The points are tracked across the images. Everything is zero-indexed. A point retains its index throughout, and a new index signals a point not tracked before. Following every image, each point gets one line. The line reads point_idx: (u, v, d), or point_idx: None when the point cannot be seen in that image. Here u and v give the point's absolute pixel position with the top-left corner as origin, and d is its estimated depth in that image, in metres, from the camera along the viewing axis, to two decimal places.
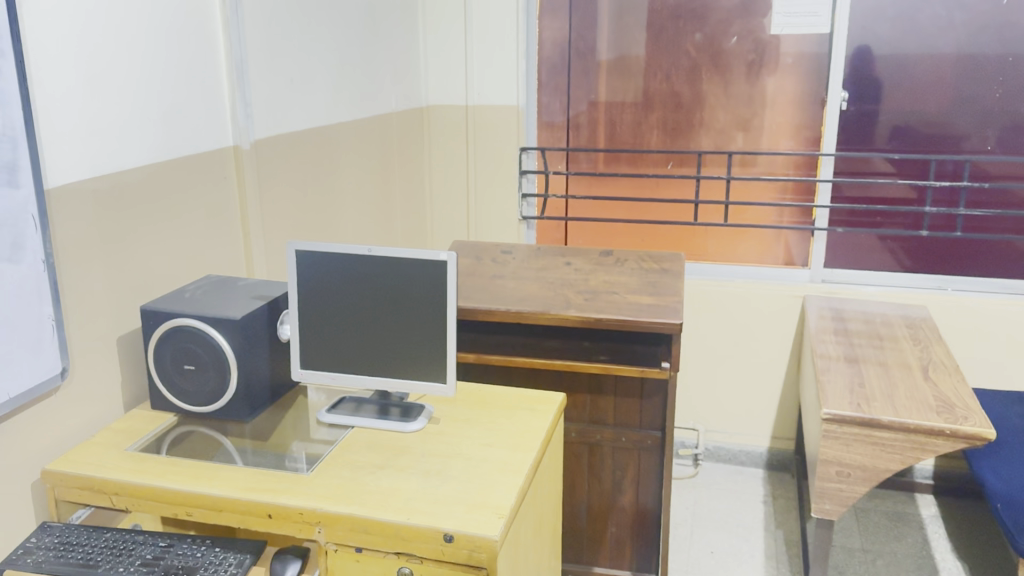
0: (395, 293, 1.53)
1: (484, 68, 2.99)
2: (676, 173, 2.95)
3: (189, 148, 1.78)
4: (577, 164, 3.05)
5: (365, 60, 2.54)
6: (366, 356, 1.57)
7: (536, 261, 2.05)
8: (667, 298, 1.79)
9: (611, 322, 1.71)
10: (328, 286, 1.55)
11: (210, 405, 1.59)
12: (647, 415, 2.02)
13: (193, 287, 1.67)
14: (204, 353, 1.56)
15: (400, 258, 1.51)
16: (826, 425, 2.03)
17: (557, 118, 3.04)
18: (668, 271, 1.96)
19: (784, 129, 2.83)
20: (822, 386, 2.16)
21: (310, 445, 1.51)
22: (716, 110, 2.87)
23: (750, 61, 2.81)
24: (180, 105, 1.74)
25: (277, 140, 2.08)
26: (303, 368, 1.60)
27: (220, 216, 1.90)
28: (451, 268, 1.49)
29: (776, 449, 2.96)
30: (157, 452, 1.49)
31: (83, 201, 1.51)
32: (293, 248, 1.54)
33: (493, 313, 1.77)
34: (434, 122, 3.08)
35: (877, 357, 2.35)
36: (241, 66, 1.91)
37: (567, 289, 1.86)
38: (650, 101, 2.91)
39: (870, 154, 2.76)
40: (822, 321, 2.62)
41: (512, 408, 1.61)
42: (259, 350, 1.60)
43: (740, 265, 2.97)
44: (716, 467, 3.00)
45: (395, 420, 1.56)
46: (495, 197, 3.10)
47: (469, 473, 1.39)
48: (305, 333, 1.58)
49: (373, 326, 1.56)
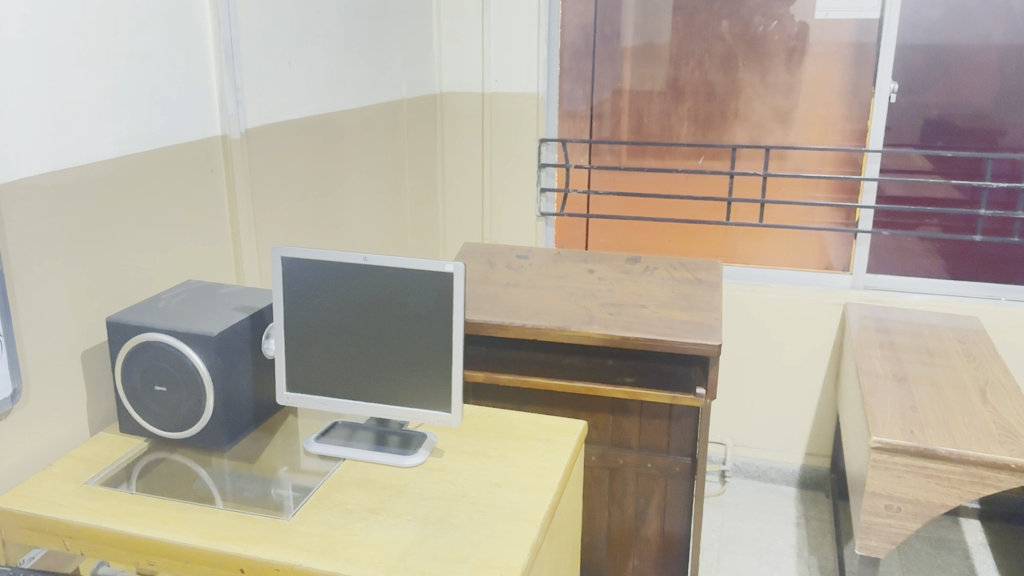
0: (394, 308, 1.34)
1: (502, 53, 2.78)
2: (707, 168, 2.74)
3: (169, 138, 1.60)
4: (600, 157, 2.84)
5: (373, 43, 2.34)
6: (362, 379, 1.38)
7: (554, 267, 1.84)
8: (702, 313, 1.59)
9: (640, 341, 1.51)
10: (319, 297, 1.36)
11: (185, 431, 1.39)
12: (675, 440, 1.81)
13: (169, 296, 1.48)
14: (177, 373, 1.36)
15: (399, 269, 1.31)
16: (875, 454, 1.83)
17: (580, 107, 2.83)
18: (703, 281, 1.75)
19: (827, 122, 2.60)
20: (871, 410, 1.95)
21: (298, 476, 1.34)
22: (753, 101, 2.65)
23: (791, 48, 2.58)
24: (157, 91, 1.56)
25: (271, 129, 1.89)
26: (290, 391, 1.41)
27: (207, 215, 1.71)
28: (458, 281, 1.30)
29: (810, 466, 2.76)
30: (123, 487, 1.30)
31: (41, 198, 1.34)
32: (279, 255, 1.35)
33: (507, 328, 1.57)
34: (448, 110, 2.88)
35: (929, 375, 2.13)
36: (231, 47, 1.72)
37: (589, 302, 1.65)
38: (681, 90, 2.70)
39: (908, 150, 2.54)
40: (866, 332, 2.40)
41: (526, 439, 1.42)
42: (241, 369, 1.41)
43: (773, 268, 2.77)
44: (744, 484, 2.80)
45: (393, 452, 1.37)
46: (513, 193, 2.89)
47: (475, 523, 1.20)
48: (293, 351, 1.40)
49: (371, 346, 1.37)
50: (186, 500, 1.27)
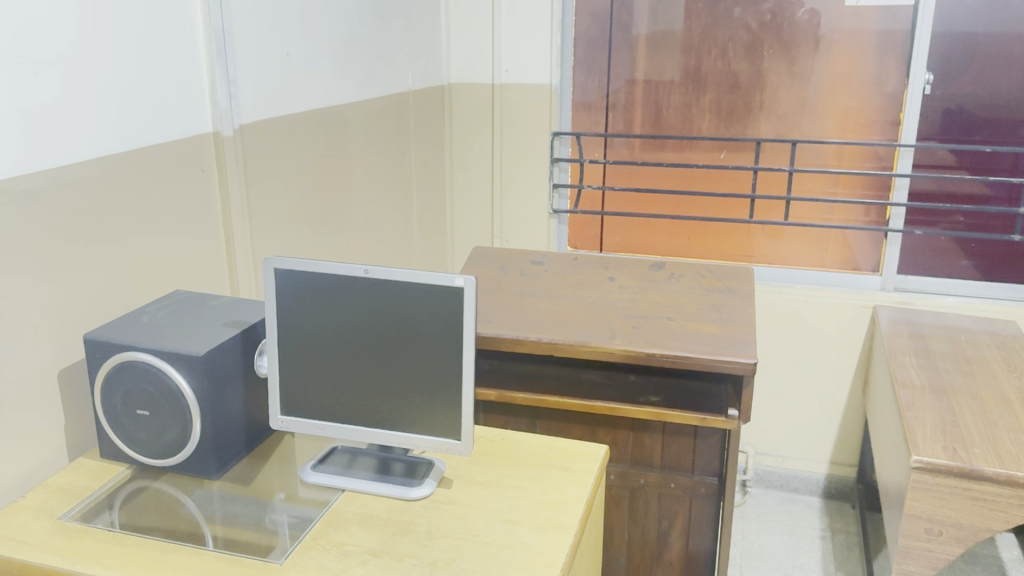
0: (399, 326, 1.21)
1: (512, 41, 2.63)
2: (730, 163, 2.61)
3: (153, 136, 1.47)
4: (615, 151, 2.71)
5: (377, 32, 2.21)
6: (363, 402, 1.26)
7: (573, 274, 1.71)
8: (735, 327, 1.46)
9: (667, 359, 1.38)
10: (315, 313, 1.24)
11: (171, 458, 1.27)
12: (701, 459, 1.69)
13: (154, 308, 1.35)
14: (160, 396, 1.24)
15: (405, 282, 1.19)
16: (915, 474, 1.70)
17: (594, 97, 2.69)
18: (733, 290, 1.62)
19: (858, 114, 2.46)
20: (910, 425, 1.82)
21: (295, 507, 1.22)
22: (780, 92, 2.51)
23: (819, 36, 2.44)
24: (139, 86, 1.43)
25: (267, 125, 1.76)
26: (284, 415, 1.29)
27: (196, 218, 1.59)
28: (469, 297, 1.17)
29: (835, 476, 2.64)
30: (105, 517, 1.20)
31: (12, 204, 1.22)
32: (271, 266, 1.22)
33: (522, 343, 1.44)
34: (455, 102, 2.72)
35: (968, 387, 1.99)
36: (224, 37, 1.59)
37: (611, 313, 1.53)
38: (702, 81, 2.56)
39: (935, 145, 2.40)
40: (898, 338, 2.27)
41: (543, 467, 1.30)
42: (231, 390, 1.29)
43: (798, 269, 2.63)
44: (765, 494, 2.68)
45: (397, 483, 1.25)
46: (524, 190, 2.75)
47: (487, 568, 1.08)
48: (288, 372, 1.27)
49: (374, 366, 1.24)
50: (175, 530, 1.17)
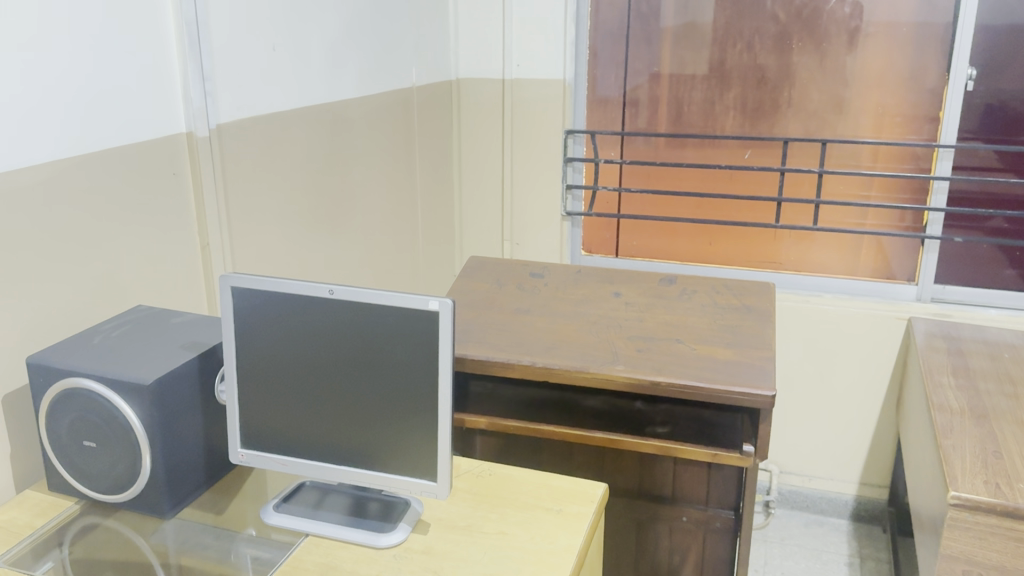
0: (367, 353, 1.08)
1: (524, 34, 2.49)
2: (754, 164, 2.46)
3: (115, 136, 1.35)
4: (633, 150, 2.56)
5: (378, 23, 2.08)
6: (329, 436, 1.13)
7: (574, 289, 1.57)
8: (751, 352, 1.32)
9: (673, 389, 1.24)
10: (276, 337, 1.11)
11: (119, 495, 1.16)
12: (715, 489, 1.54)
13: (108, 326, 1.24)
14: (107, 427, 1.12)
15: (374, 305, 1.06)
16: (953, 512, 1.54)
17: (612, 93, 2.54)
18: (750, 309, 1.47)
19: (893, 113, 2.29)
20: (947, 455, 1.66)
21: (261, 547, 1.12)
22: (810, 88, 2.35)
23: (853, 28, 2.27)
24: (99, 81, 1.31)
25: (251, 123, 1.63)
26: (245, 449, 1.17)
27: (165, 224, 1.46)
28: (445, 323, 1.04)
29: (865, 497, 2.47)
30: (53, 556, 1.09)
31: None
32: (228, 284, 1.09)
33: (513, 367, 1.31)
34: (464, 98, 2.58)
35: (1012, 410, 1.82)
36: (198, 30, 1.47)
37: (614, 334, 1.39)
38: (727, 75, 2.41)
39: (976, 146, 2.22)
40: (935, 354, 2.10)
41: (532, 510, 1.16)
42: (186, 421, 1.17)
43: (827, 277, 2.47)
44: (790, 516, 2.52)
45: (368, 527, 1.13)
46: (536, 191, 2.61)
47: None
48: (248, 402, 1.15)
49: (341, 397, 1.11)
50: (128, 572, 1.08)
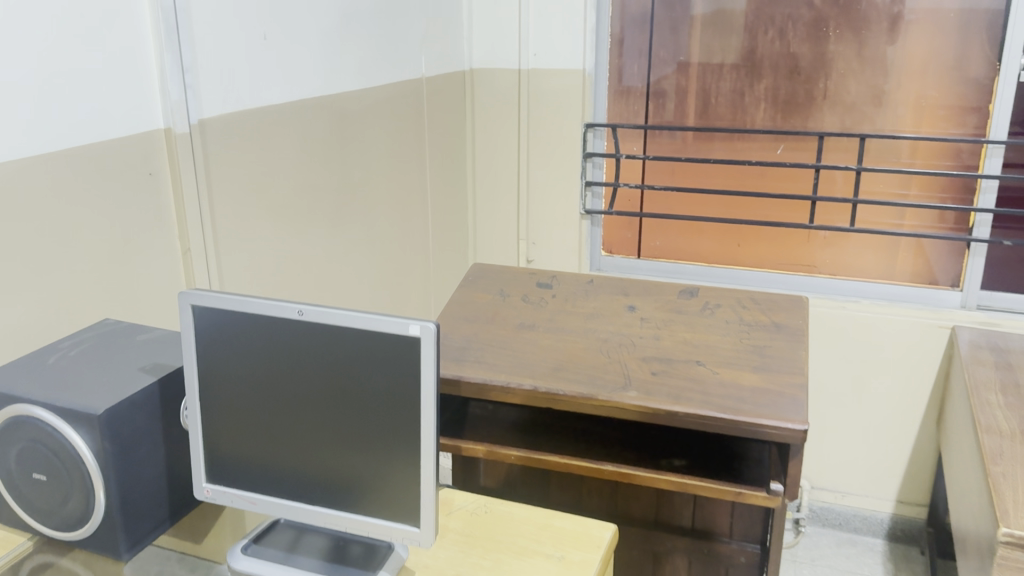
0: (342, 382, 0.96)
1: (541, 21, 2.35)
2: (787, 159, 2.30)
3: (82, 131, 1.23)
4: (656, 144, 2.41)
5: (382, 10, 1.95)
6: (302, 472, 1.01)
7: (584, 302, 1.44)
8: (781, 378, 1.17)
9: (691, 420, 1.10)
10: (242, 363, 0.99)
11: (73, 533, 1.04)
12: (739, 523, 1.40)
13: (67, 344, 1.13)
14: (58, 459, 1.01)
15: (349, 328, 0.93)
16: (1004, 550, 1.38)
17: (635, 84, 2.39)
18: (779, 327, 1.33)
19: (939, 105, 2.12)
20: (999, 482, 1.50)
21: None
22: (848, 79, 2.19)
23: (894, 14, 2.10)
24: (64, 71, 1.19)
25: (239, 118, 1.52)
26: (212, 484, 1.05)
27: (139, 226, 1.34)
28: (427, 350, 0.91)
29: (903, 517, 2.31)
30: None
31: None
32: (188, 303, 0.97)
33: (512, 392, 1.17)
34: (477, 89, 2.44)
35: None
36: (177, 16, 1.35)
37: (627, 355, 1.25)
38: (758, 65, 2.26)
39: None
40: (983, 367, 1.93)
41: (530, 556, 1.03)
42: (146, 451, 1.05)
43: (865, 281, 2.31)
44: (822, 534, 2.36)
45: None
46: (554, 187, 2.47)
47: None
48: (214, 432, 1.03)
49: (315, 431, 0.99)
50: None
